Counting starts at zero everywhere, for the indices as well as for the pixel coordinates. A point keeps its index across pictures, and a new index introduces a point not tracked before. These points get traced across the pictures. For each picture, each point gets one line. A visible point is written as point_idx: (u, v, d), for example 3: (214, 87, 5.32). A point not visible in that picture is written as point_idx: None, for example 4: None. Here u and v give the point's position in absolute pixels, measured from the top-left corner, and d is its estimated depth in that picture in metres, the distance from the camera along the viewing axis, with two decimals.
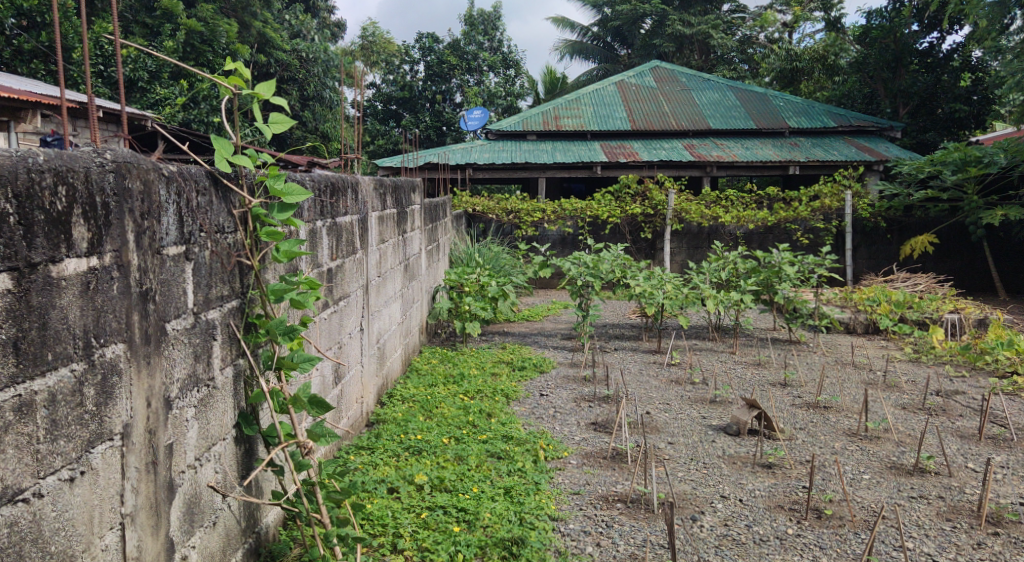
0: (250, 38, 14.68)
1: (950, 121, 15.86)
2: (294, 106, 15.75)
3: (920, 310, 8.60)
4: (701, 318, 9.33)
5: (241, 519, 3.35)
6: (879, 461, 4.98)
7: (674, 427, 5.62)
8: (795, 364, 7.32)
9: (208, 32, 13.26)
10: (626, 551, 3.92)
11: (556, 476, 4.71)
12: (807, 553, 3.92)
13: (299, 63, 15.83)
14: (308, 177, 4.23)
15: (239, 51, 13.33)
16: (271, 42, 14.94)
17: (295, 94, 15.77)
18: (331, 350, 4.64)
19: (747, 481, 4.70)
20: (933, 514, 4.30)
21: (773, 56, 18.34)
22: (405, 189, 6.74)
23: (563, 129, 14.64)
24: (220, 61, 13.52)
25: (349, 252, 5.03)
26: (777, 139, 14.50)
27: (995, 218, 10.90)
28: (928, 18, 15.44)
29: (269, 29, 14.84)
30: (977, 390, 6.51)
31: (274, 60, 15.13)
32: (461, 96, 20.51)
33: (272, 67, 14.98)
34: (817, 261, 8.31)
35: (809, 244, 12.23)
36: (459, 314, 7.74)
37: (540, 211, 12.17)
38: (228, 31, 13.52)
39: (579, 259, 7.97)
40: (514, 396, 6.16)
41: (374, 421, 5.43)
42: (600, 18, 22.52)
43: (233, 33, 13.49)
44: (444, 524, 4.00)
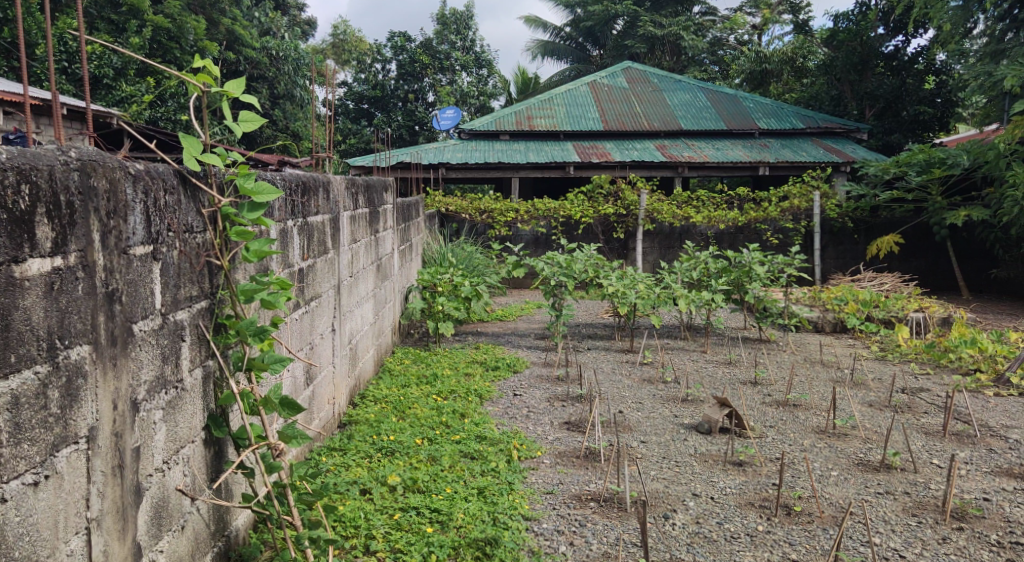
0: (218, 36, 14.41)
1: (915, 123, 16.11)
2: (264, 104, 15.62)
3: (886, 309, 8.75)
4: (673, 317, 9.39)
5: (210, 522, 3.33)
6: (847, 458, 5.05)
7: (647, 426, 5.64)
8: (765, 363, 7.37)
9: (175, 29, 13.12)
10: (599, 550, 3.95)
11: (529, 476, 4.72)
12: (777, 550, 3.96)
13: (269, 61, 15.69)
14: (279, 176, 4.21)
15: (208, 48, 13.19)
16: (240, 40, 14.78)
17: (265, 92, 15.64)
18: (302, 350, 4.63)
19: (719, 479, 4.74)
20: (899, 509, 4.36)
21: (743, 58, 18.38)
22: (377, 189, 6.72)
23: (536, 129, 14.66)
24: (187, 58, 13.37)
25: (321, 253, 5.01)
26: (747, 139, 14.64)
27: (959, 218, 11.10)
28: (893, 21, 15.69)
29: (238, 26, 14.69)
30: (941, 387, 6.61)
31: (244, 58, 15.00)
32: (433, 95, 20.47)
33: (241, 64, 14.83)
34: (787, 261, 8.41)
35: (779, 244, 12.35)
36: (432, 314, 7.70)
37: (513, 211, 12.19)
38: (196, 28, 13.38)
39: (552, 259, 7.98)
40: (487, 396, 6.16)
41: (347, 422, 5.41)
42: (572, 18, 22.62)
43: (201, 30, 13.35)
44: (417, 525, 4.01)
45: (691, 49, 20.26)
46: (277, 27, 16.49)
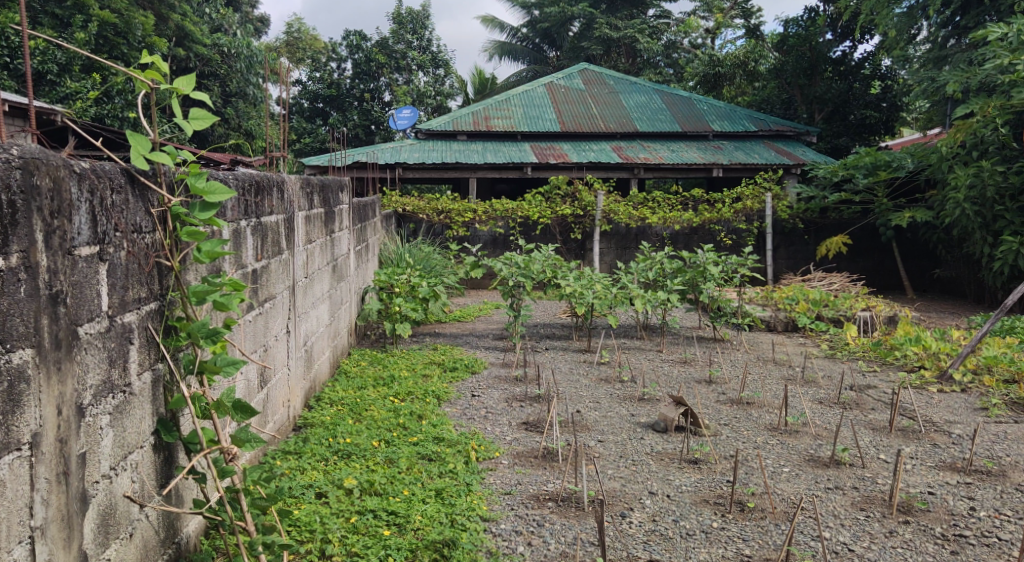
0: (167, 31, 14.03)
1: (862, 127, 16.51)
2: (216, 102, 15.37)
3: (835, 309, 8.95)
4: (630, 318, 9.48)
5: (159, 529, 3.28)
6: (798, 455, 5.14)
7: (604, 425, 5.70)
8: (720, 362, 7.49)
9: (122, 24, 12.81)
10: (557, 550, 3.97)
11: (488, 477, 4.74)
12: (731, 545, 4.03)
13: (220, 58, 15.43)
14: (231, 175, 4.17)
15: (157, 45, 12.90)
16: (190, 36, 14.49)
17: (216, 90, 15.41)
18: (256, 353, 4.58)
19: (675, 477, 4.80)
20: (848, 504, 4.46)
21: (698, 61, 18.60)
22: (332, 189, 6.67)
23: (494, 129, 14.67)
24: (135, 54, 13.09)
25: (275, 253, 4.96)
26: (701, 142, 14.82)
27: (904, 219, 11.38)
28: (841, 27, 16.04)
29: (188, 22, 14.34)
30: (888, 384, 6.76)
31: (193, 54, 14.74)
32: (389, 95, 20.41)
33: (191, 61, 14.58)
34: (740, 262, 8.53)
35: (732, 245, 12.52)
36: (389, 316, 7.67)
37: (471, 211, 12.18)
38: (144, 24, 13.06)
39: (510, 259, 7.99)
40: (446, 397, 6.16)
41: (302, 425, 5.37)
42: (528, 20, 22.74)
43: (150, 26, 13.05)
44: (374, 528, 4.00)
45: (646, 52, 20.35)
46: (228, 24, 16.25)
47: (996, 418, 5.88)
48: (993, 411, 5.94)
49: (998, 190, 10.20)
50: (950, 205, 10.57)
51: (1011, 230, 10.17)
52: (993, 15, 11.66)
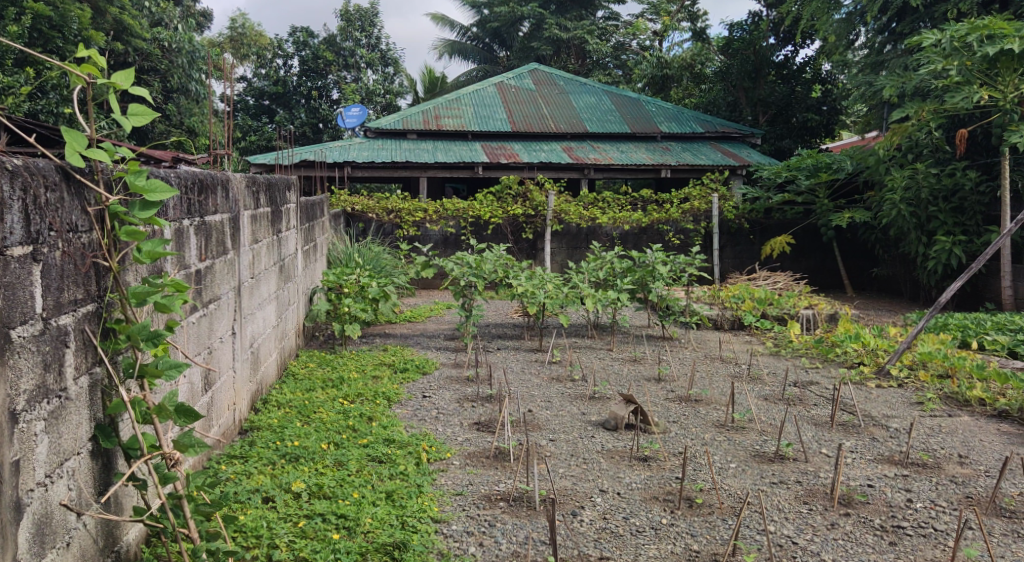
0: (105, 26, 12.92)
1: (804, 129, 16.85)
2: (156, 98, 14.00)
3: (779, 306, 9.11)
4: (580, 317, 9.53)
5: (98, 537, 3.22)
6: (744, 450, 5.23)
7: (555, 424, 5.74)
8: (669, 359, 7.59)
9: (57, 17, 11.90)
10: (508, 549, 3.98)
11: (439, 478, 4.73)
12: (679, 541, 4.08)
13: (160, 52, 14.17)
14: (173, 174, 4.11)
15: (93, 38, 11.97)
16: (128, 30, 13.30)
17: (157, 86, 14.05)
18: (200, 355, 4.52)
19: (625, 475, 4.84)
20: (792, 497, 4.54)
21: (645, 63, 18.78)
22: (279, 188, 6.60)
23: (444, 128, 14.62)
24: (71, 48, 12.19)
25: (219, 253, 4.89)
26: (649, 142, 14.98)
27: (843, 220, 11.64)
28: (783, 32, 16.40)
29: (127, 16, 13.19)
30: (829, 380, 6.90)
31: (133, 49, 13.63)
32: (338, 93, 20.25)
33: (130, 57, 13.37)
34: (688, 261, 8.64)
35: (681, 245, 12.67)
36: (338, 316, 7.59)
37: (421, 210, 12.13)
38: (81, 17, 12.15)
39: (461, 259, 7.95)
40: (396, 399, 6.13)
41: (248, 428, 5.30)
42: (478, 19, 22.75)
43: (87, 19, 12.12)
44: (322, 532, 3.98)
45: (595, 53, 20.52)
46: (170, 16, 14.78)
47: (931, 412, 6.04)
48: (928, 406, 6.10)
49: (933, 192, 10.49)
50: (886, 206, 10.82)
51: (945, 230, 10.47)
52: (927, 23, 11.90)
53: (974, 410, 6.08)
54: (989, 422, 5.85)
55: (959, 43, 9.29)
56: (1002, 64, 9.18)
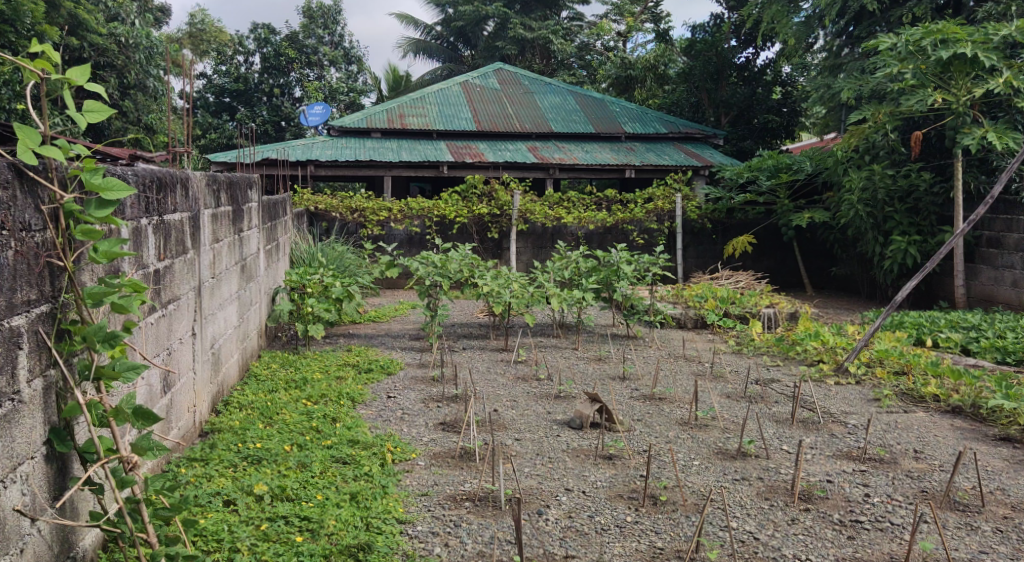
0: (59, 20, 12.61)
1: (765, 130, 17.07)
2: (112, 94, 13.69)
3: (741, 305, 9.19)
4: (546, 317, 9.54)
5: (54, 543, 3.16)
6: (707, 448, 5.26)
7: (521, 423, 5.73)
8: (633, 358, 7.63)
9: (9, 11, 11.51)
10: (473, 549, 3.97)
11: (404, 479, 4.70)
12: (644, 538, 4.10)
13: (117, 48, 13.79)
14: (130, 172, 4.05)
15: (47, 33, 11.62)
16: (84, 25, 12.99)
17: (114, 82, 13.73)
18: (159, 356, 4.45)
19: (590, 473, 4.85)
20: (754, 494, 4.58)
21: (610, 63, 18.84)
22: (241, 187, 6.51)
23: (408, 127, 14.55)
24: (23, 43, 11.85)
25: (179, 252, 4.82)
26: (614, 143, 15.04)
27: (803, 220, 11.79)
28: (744, 35, 16.60)
29: (82, 10, 12.88)
30: (790, 377, 6.99)
31: (88, 44, 13.30)
32: (300, 91, 20.08)
33: (86, 52, 13.06)
34: (652, 260, 8.69)
35: (645, 244, 12.75)
36: (301, 316, 7.51)
37: (386, 209, 12.05)
38: (34, 11, 11.80)
39: (427, 259, 7.91)
40: (360, 400, 6.08)
41: (208, 430, 5.23)
42: (443, 18, 22.72)
43: (40, 13, 11.76)
44: (285, 535, 3.93)
45: (560, 53, 20.59)
46: (127, 10, 14.43)
47: (887, 408, 6.13)
48: (885, 402, 6.19)
49: (889, 193, 10.66)
50: (844, 207, 10.95)
51: (901, 230, 10.65)
52: (883, 26, 12.08)
53: (929, 405, 6.18)
54: (943, 417, 5.96)
55: (914, 47, 9.44)
56: (955, 67, 9.33)
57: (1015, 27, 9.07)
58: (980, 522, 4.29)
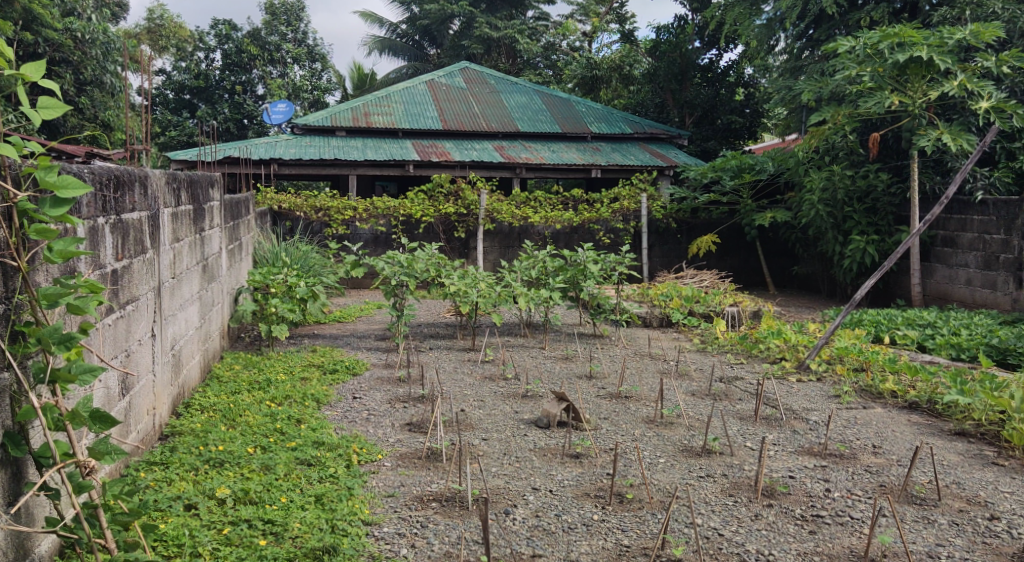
0: (12, 15, 12.28)
1: (728, 131, 17.22)
2: (68, 91, 13.39)
3: (706, 304, 9.25)
4: (512, 316, 9.52)
5: (9, 549, 3.08)
6: (673, 445, 5.27)
7: (487, 423, 5.70)
8: (600, 357, 7.63)
9: None
10: (440, 550, 3.93)
11: (370, 480, 4.65)
12: (610, 537, 4.09)
13: (73, 43, 13.46)
14: (87, 170, 3.96)
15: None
16: (39, 19, 12.67)
17: (70, 78, 13.42)
18: (117, 358, 4.35)
19: (557, 472, 4.84)
20: (718, 490, 4.60)
21: (575, 63, 18.89)
22: (202, 185, 6.41)
23: (373, 125, 14.45)
24: None
25: (138, 252, 4.73)
26: (580, 143, 15.07)
27: (766, 219, 11.90)
28: (708, 36, 16.73)
29: (37, 4, 12.55)
30: (753, 375, 7.04)
31: (43, 39, 12.97)
32: (262, 88, 19.87)
33: (40, 47, 12.74)
34: (618, 259, 8.70)
35: (611, 244, 12.79)
36: (265, 317, 7.41)
37: (350, 208, 11.95)
38: None
39: (392, 258, 7.84)
40: (325, 401, 6.01)
41: (169, 433, 5.13)
42: (408, 16, 22.62)
43: None
44: (248, 538, 3.87)
45: (526, 53, 20.60)
46: (83, 6, 14.06)
47: (848, 404, 6.19)
48: (846, 398, 6.25)
49: (848, 193, 10.78)
50: (806, 207, 11.06)
51: (860, 230, 10.78)
52: (842, 29, 12.23)
53: (887, 401, 6.25)
54: (902, 413, 6.03)
55: (872, 50, 9.55)
56: (911, 70, 9.46)
57: (970, 30, 9.11)
58: (937, 515, 4.34)
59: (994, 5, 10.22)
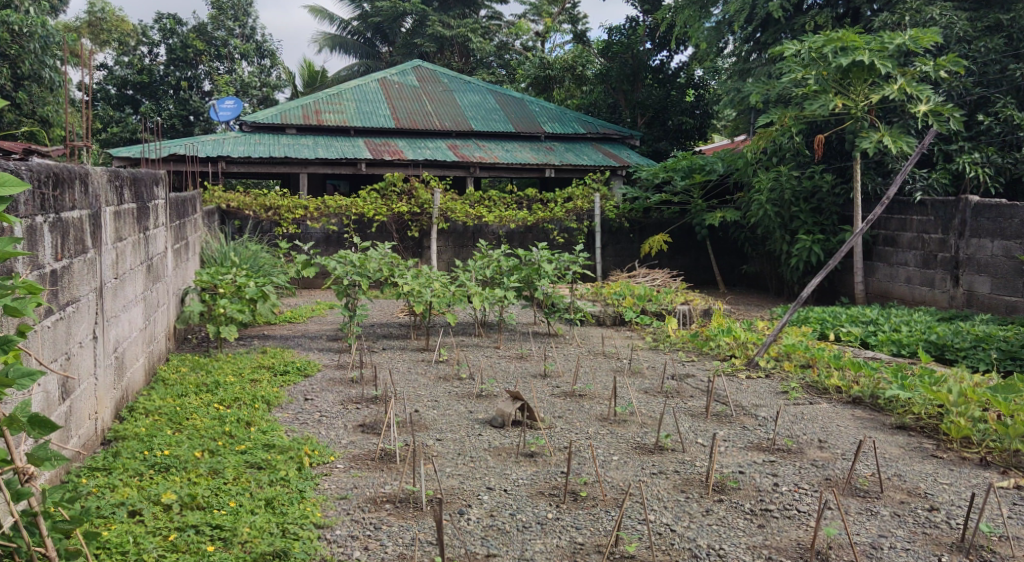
0: None
1: (679, 132, 17.39)
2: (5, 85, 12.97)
3: (658, 302, 9.32)
4: (467, 316, 9.48)
5: None
6: (626, 443, 5.28)
7: (442, 423, 5.66)
8: (554, 355, 7.62)
9: None
10: (394, 552, 3.89)
11: (322, 482, 4.57)
12: (564, 534, 4.08)
13: (9, 37, 13.02)
14: (23, 167, 3.85)
15: None
16: None
17: (6, 72, 12.99)
18: (56, 361, 4.23)
19: (511, 471, 4.81)
20: (670, 487, 4.61)
21: (528, 63, 18.89)
22: (146, 183, 6.27)
23: (324, 123, 14.28)
24: None
25: (79, 252, 4.60)
26: (533, 142, 15.09)
27: (716, 219, 12.03)
28: (659, 38, 16.87)
29: None
30: (704, 372, 7.10)
31: None
32: (209, 84, 19.54)
33: None
34: (572, 258, 8.71)
35: (564, 243, 12.83)
36: (213, 317, 7.27)
37: (301, 208, 11.78)
38: None
39: (344, 258, 7.74)
40: (275, 402, 5.91)
41: (112, 438, 5.00)
42: (359, 13, 22.43)
43: None
44: (196, 544, 3.79)
45: (479, 52, 20.57)
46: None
47: (795, 400, 6.27)
48: (793, 394, 6.34)
49: (794, 193, 10.93)
50: (754, 206, 11.20)
51: (806, 229, 10.95)
52: (788, 33, 12.40)
53: (832, 397, 6.34)
54: (846, 408, 6.12)
55: (816, 54, 9.69)
56: (854, 74, 9.62)
57: (909, 36, 9.33)
58: (880, 507, 4.40)
59: (932, 11, 10.38)
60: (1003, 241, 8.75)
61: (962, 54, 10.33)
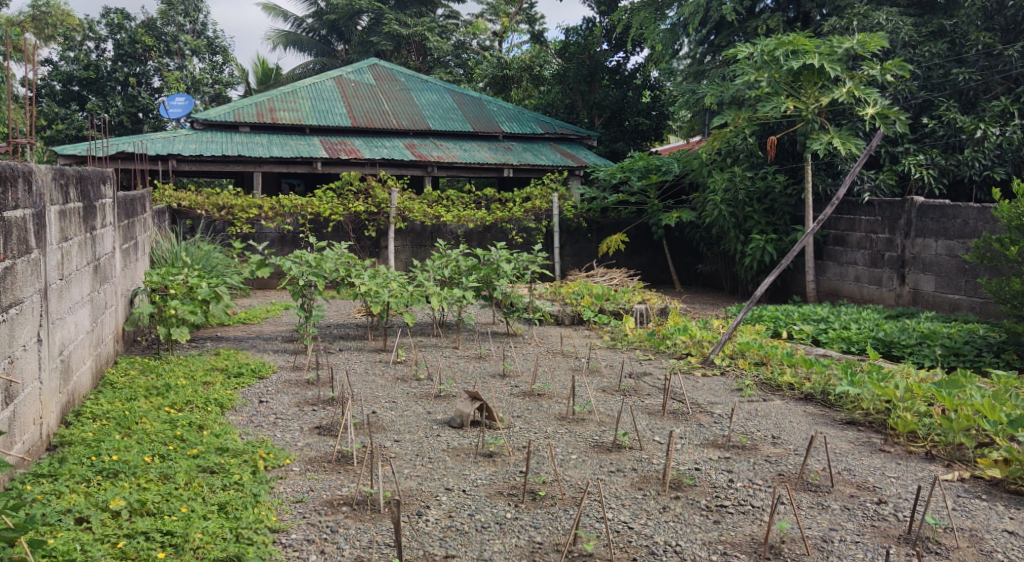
0: None
1: (635, 132, 17.51)
2: None
3: (615, 301, 9.36)
4: (425, 316, 9.43)
5: None
6: (584, 441, 5.29)
7: (400, 424, 5.61)
8: (512, 355, 7.60)
9: None
10: (351, 554, 3.84)
11: (277, 486, 4.50)
12: (521, 534, 4.05)
13: None
14: None
15: None
16: None
17: None
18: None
19: (470, 471, 4.78)
20: (628, 484, 4.62)
21: (486, 63, 18.84)
22: (92, 181, 6.12)
23: (279, 121, 14.10)
24: None
25: (22, 252, 4.47)
26: (491, 142, 15.06)
27: (672, 218, 12.13)
28: (615, 39, 16.97)
29: None
30: (660, 370, 7.15)
31: None
32: (159, 81, 19.19)
33: None
34: (530, 258, 8.70)
35: (522, 243, 12.84)
36: (164, 319, 7.12)
37: (255, 207, 11.62)
38: None
39: (300, 258, 7.62)
40: (228, 405, 5.81)
41: (57, 443, 4.87)
42: (314, 11, 22.22)
43: None
44: (146, 551, 3.70)
45: (436, 51, 20.50)
46: None
47: (750, 397, 6.33)
48: (748, 391, 6.38)
49: (748, 193, 11.06)
50: (709, 206, 11.31)
51: (760, 229, 11.07)
52: (741, 36, 12.55)
53: (786, 394, 6.41)
54: (799, 404, 6.18)
55: (769, 57, 9.81)
56: (805, 77, 9.77)
57: (858, 40, 9.51)
58: (831, 501, 4.46)
59: (879, 17, 10.64)
60: (948, 240, 8.94)
61: (907, 58, 10.57)
